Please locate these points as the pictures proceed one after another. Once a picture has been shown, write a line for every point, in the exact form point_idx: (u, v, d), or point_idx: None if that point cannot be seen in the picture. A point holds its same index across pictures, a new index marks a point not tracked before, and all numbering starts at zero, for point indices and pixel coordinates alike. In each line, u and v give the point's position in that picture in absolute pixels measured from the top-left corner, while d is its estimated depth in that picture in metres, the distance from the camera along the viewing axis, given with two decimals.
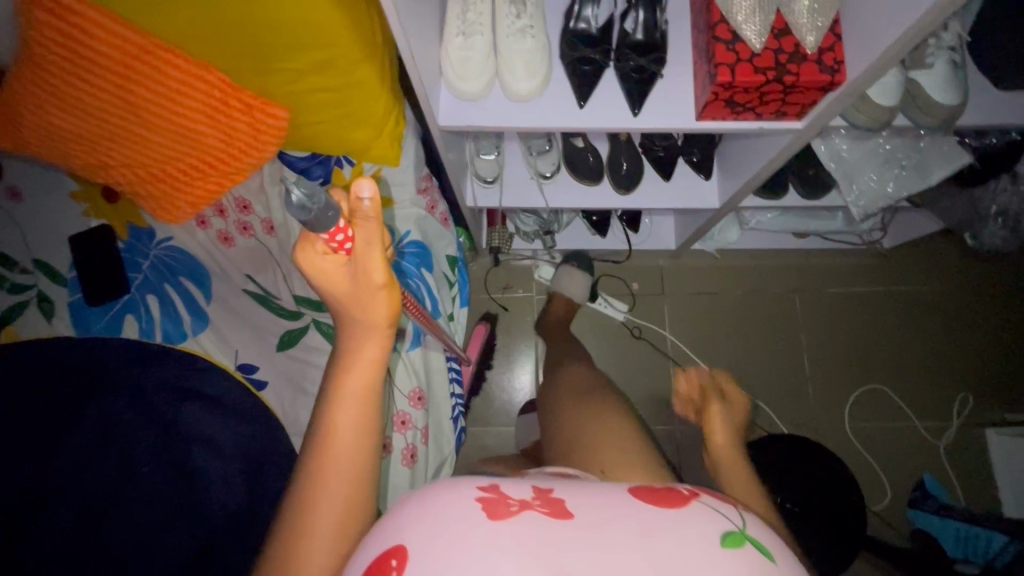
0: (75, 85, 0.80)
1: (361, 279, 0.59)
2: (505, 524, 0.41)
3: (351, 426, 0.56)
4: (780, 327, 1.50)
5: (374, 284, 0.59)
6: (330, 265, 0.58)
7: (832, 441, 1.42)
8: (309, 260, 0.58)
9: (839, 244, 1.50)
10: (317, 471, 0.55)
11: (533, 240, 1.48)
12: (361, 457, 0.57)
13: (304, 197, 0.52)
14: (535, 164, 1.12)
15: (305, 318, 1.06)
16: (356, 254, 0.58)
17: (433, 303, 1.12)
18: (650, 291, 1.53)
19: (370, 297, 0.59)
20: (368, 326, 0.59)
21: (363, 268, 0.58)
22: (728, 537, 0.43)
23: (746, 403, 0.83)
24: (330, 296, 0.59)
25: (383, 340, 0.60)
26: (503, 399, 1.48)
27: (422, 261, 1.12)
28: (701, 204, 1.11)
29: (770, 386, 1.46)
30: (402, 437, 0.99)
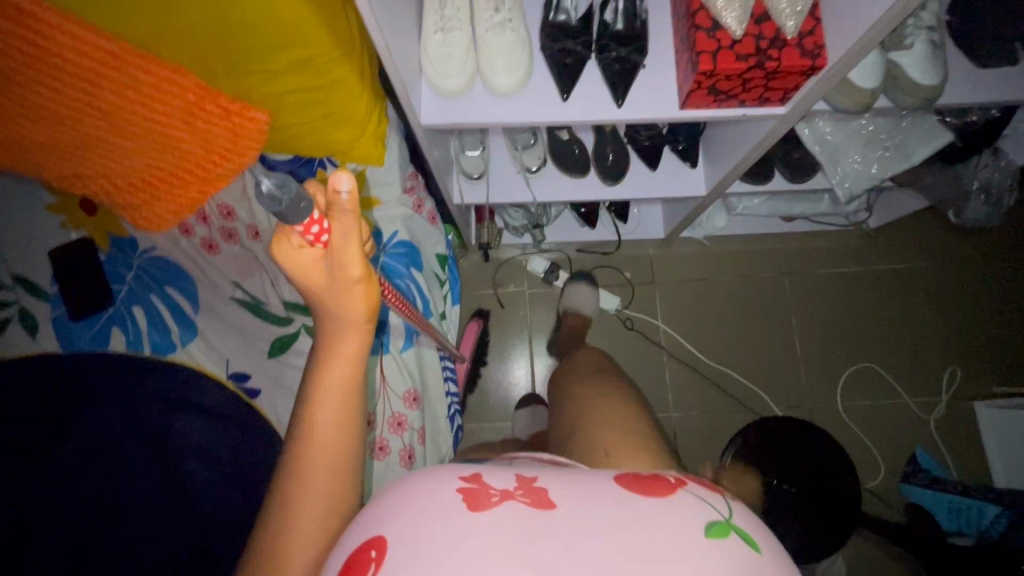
0: (45, 95, 0.78)
1: (338, 273, 0.58)
2: (484, 515, 0.41)
3: (330, 418, 0.56)
4: (770, 311, 1.51)
5: (351, 278, 0.58)
6: (307, 258, 0.58)
7: (826, 422, 1.43)
8: (285, 253, 0.57)
9: (825, 226, 1.51)
10: (299, 466, 0.54)
11: (523, 235, 1.47)
12: (343, 451, 0.56)
13: (273, 186, 0.52)
14: (521, 159, 1.11)
15: (294, 323, 1.04)
16: (332, 246, 0.57)
17: (425, 303, 1.12)
18: (641, 280, 1.54)
19: (347, 292, 0.58)
20: (346, 319, 0.59)
21: (339, 261, 0.57)
22: (713, 527, 0.43)
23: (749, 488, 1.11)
24: (308, 290, 0.59)
25: (362, 332, 0.59)
26: (500, 394, 1.49)
27: (411, 261, 1.11)
28: (689, 192, 1.11)
29: (762, 369, 1.48)
30: (399, 438, 0.99)
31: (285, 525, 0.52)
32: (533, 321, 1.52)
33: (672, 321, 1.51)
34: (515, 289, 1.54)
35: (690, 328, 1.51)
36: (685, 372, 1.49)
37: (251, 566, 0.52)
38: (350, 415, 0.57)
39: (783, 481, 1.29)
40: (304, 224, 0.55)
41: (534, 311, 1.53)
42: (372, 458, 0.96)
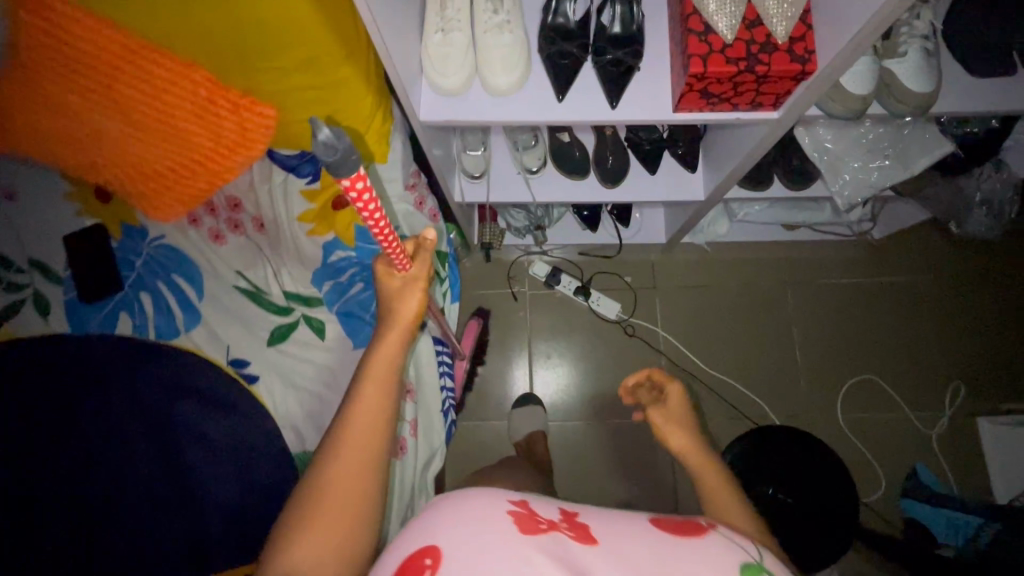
0: (68, 89, 0.84)
1: (406, 290, 0.84)
2: (532, 537, 0.45)
3: (374, 391, 0.75)
4: (772, 319, 1.51)
5: (413, 287, 0.85)
6: (393, 280, 0.85)
7: (825, 433, 1.42)
8: (383, 272, 0.86)
9: (828, 235, 1.51)
10: (345, 425, 0.73)
11: (525, 236, 1.49)
12: (378, 418, 0.74)
13: (331, 137, 0.58)
14: (521, 158, 1.12)
15: (294, 313, 1.04)
16: (411, 271, 0.85)
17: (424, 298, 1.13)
18: (643, 285, 1.54)
19: (406, 303, 0.84)
20: (397, 321, 0.83)
21: (411, 284, 0.85)
22: (750, 567, 0.47)
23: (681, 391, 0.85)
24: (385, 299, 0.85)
25: (404, 332, 0.82)
26: (499, 394, 1.50)
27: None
28: (688, 196, 1.12)
29: (764, 378, 1.47)
30: None
31: (331, 469, 0.69)
32: (534, 325, 1.53)
33: (672, 329, 1.52)
34: (518, 291, 1.55)
35: (689, 335, 1.51)
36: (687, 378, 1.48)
37: (303, 495, 0.70)
38: (386, 388, 0.77)
39: (777, 490, 1.30)
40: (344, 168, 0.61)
41: (535, 314, 1.54)
42: None
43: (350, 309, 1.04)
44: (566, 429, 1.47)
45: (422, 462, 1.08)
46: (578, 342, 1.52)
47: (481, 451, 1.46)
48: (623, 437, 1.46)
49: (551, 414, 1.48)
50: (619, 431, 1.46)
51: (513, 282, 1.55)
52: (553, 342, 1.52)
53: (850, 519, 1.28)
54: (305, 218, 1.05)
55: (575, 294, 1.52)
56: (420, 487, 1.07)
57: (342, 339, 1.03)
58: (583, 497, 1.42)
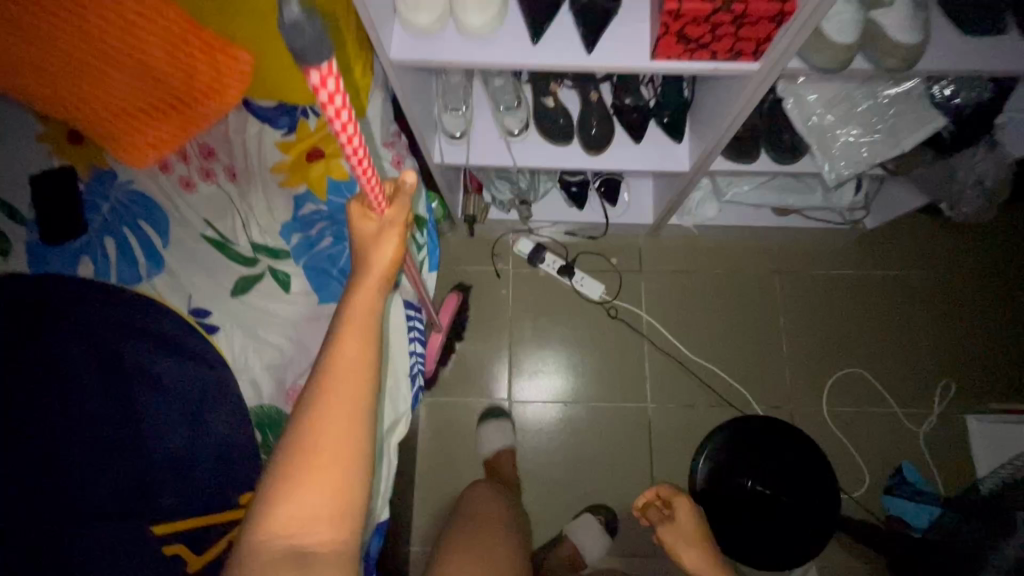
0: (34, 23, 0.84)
1: (380, 237, 0.78)
2: None
3: (352, 349, 0.71)
4: (759, 307, 1.47)
5: (390, 231, 0.78)
6: (369, 227, 0.78)
7: (809, 426, 1.38)
8: (359, 216, 0.79)
9: (821, 223, 1.41)
10: (323, 383, 0.70)
11: (510, 211, 1.44)
12: (361, 373, 0.71)
13: (300, 16, 0.47)
14: (501, 121, 1.10)
15: (260, 265, 1.01)
16: (387, 215, 0.78)
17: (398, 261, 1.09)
18: (628, 267, 1.51)
19: (379, 250, 0.77)
20: (369, 272, 0.76)
21: (387, 229, 0.78)
22: None
23: (689, 508, 1.02)
24: (358, 247, 0.78)
25: (380, 282, 0.77)
26: (476, 371, 1.46)
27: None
28: (674, 166, 1.10)
29: (750, 368, 1.43)
30: None
31: (313, 429, 0.67)
32: (515, 303, 1.50)
33: (656, 313, 1.48)
34: (501, 268, 1.52)
35: (674, 320, 1.48)
36: (669, 364, 1.45)
37: (284, 456, 0.67)
38: (367, 341, 0.72)
39: (756, 482, 1.26)
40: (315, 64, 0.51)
41: (517, 293, 1.51)
42: None
43: (317, 262, 1.01)
44: (541, 411, 1.43)
45: (384, 426, 1.04)
46: (559, 324, 1.49)
47: (455, 429, 1.43)
48: (601, 421, 1.42)
49: (527, 394, 1.44)
50: (597, 415, 1.43)
51: (496, 259, 1.53)
52: (534, 321, 1.49)
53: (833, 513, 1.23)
54: (278, 168, 1.05)
55: (559, 274, 1.49)
56: (382, 451, 1.03)
57: (307, 293, 1.00)
58: (557, 480, 1.39)
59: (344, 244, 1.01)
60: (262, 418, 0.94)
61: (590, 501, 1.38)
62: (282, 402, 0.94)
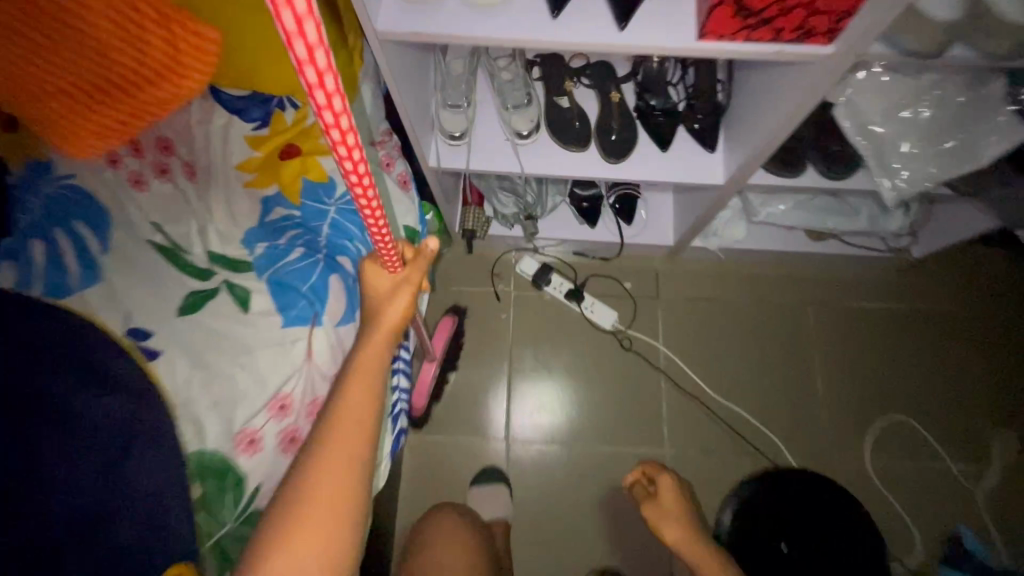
0: None
1: (394, 291, 0.67)
2: None
3: (352, 406, 0.60)
4: (790, 342, 1.31)
5: (405, 286, 0.67)
6: (383, 280, 0.68)
7: (851, 480, 1.21)
8: (372, 270, 0.69)
9: (861, 252, 1.25)
10: (318, 442, 0.58)
11: (513, 226, 1.29)
12: (363, 426, 0.60)
13: None
14: (508, 119, 0.95)
15: (215, 278, 0.83)
16: (404, 271, 0.68)
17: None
18: (643, 293, 1.35)
19: (392, 302, 0.67)
20: (379, 324, 0.66)
21: (403, 283, 0.68)
22: None
23: (672, 482, 0.92)
24: (369, 300, 0.68)
25: (390, 334, 0.66)
26: (471, 406, 1.29)
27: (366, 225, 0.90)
28: (708, 179, 0.95)
29: (780, 412, 1.26)
30: (277, 423, 0.78)
31: (302, 495, 0.55)
32: (516, 331, 1.34)
33: (675, 346, 1.32)
34: (500, 289, 1.36)
35: (694, 354, 1.31)
36: (690, 404, 1.28)
37: (264, 523, 0.55)
38: (373, 394, 0.62)
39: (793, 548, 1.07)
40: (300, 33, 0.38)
41: (518, 318, 1.34)
42: (279, 456, 0.77)
43: (281, 278, 0.84)
44: (543, 453, 1.26)
45: None
46: (565, 354, 1.32)
47: (446, 472, 1.25)
48: (611, 468, 1.25)
49: (526, 434, 1.27)
50: (607, 461, 1.25)
51: (496, 279, 1.37)
52: (536, 351, 1.32)
53: (837, 531, 1.08)
54: (245, 167, 0.90)
55: (567, 298, 1.33)
56: None
57: (267, 314, 0.82)
58: (561, 536, 1.21)
59: (319, 257, 0.86)
60: (201, 468, 0.73)
61: (599, 562, 1.19)
62: (228, 445, 0.75)
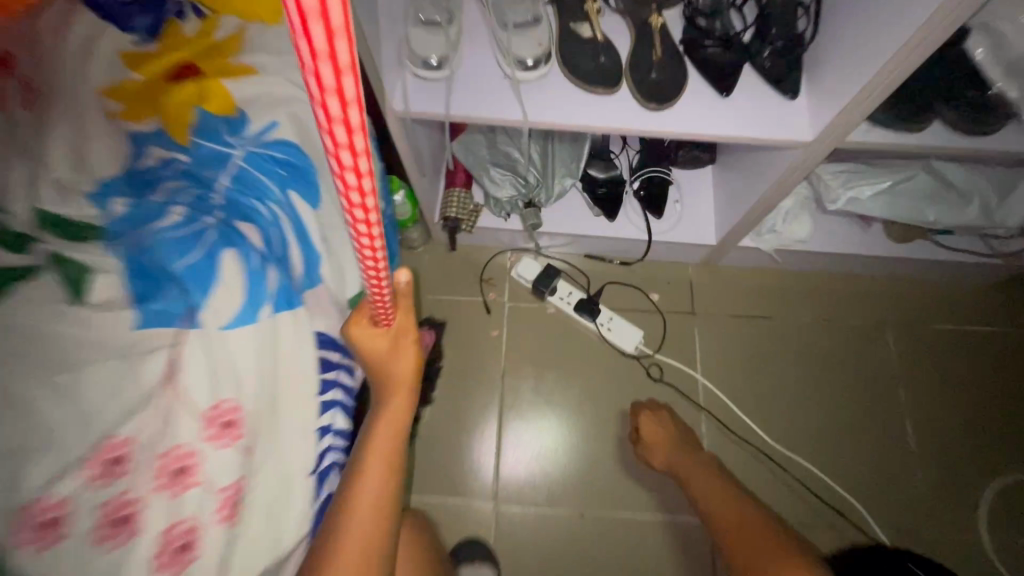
0: None
1: (398, 346, 0.56)
2: None
3: (373, 493, 0.54)
4: (865, 375, 1.01)
5: (404, 341, 0.56)
6: (377, 337, 0.55)
7: (957, 561, 0.91)
8: (359, 331, 0.55)
9: (959, 259, 0.97)
10: (336, 540, 0.52)
11: (510, 217, 1.01)
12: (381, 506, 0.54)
13: None
14: (507, 44, 0.68)
15: (35, 250, 0.48)
16: (396, 323, 0.55)
17: (310, 263, 0.62)
18: (675, 308, 1.05)
19: (400, 360, 0.57)
20: (394, 386, 0.58)
21: (403, 334, 0.56)
22: None
23: (654, 415, 0.91)
24: (369, 358, 0.57)
25: (408, 392, 0.59)
26: (450, 451, 0.97)
27: (292, 183, 0.61)
28: (789, 134, 0.67)
29: (859, 467, 0.96)
30: (103, 492, 0.44)
31: None
32: (511, 353, 1.03)
33: (717, 376, 1.01)
34: (492, 299, 1.06)
35: (743, 389, 1.01)
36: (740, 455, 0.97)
37: None
38: (395, 470, 0.56)
39: None
40: (347, 146, 0.31)
41: (514, 337, 1.04)
42: (90, 550, 0.43)
43: (141, 255, 0.52)
44: (546, 517, 0.94)
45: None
46: (574, 385, 1.01)
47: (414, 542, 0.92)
48: (635, 539, 0.93)
49: (521, 492, 0.95)
50: (634, 529, 0.94)
51: (486, 287, 1.07)
52: (536, 379, 1.02)
53: None
54: (108, 92, 0.57)
55: (577, 312, 1.02)
56: None
57: (102, 309, 0.48)
58: None
59: (208, 221, 0.55)
60: None
61: None
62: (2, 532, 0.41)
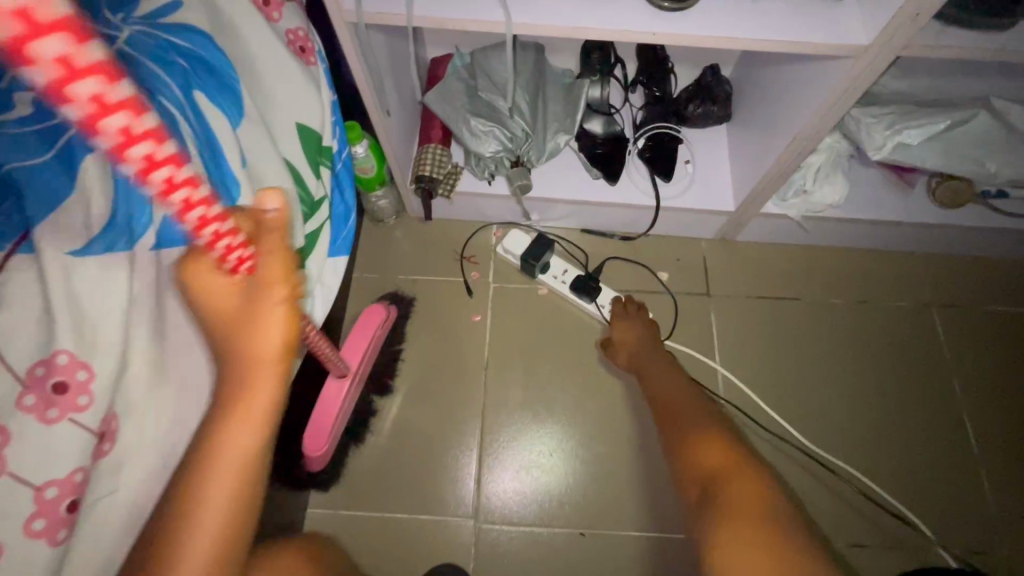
0: None
1: (256, 299, 0.39)
2: None
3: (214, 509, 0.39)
4: (911, 366, 0.86)
5: (270, 300, 0.40)
6: (222, 285, 0.39)
7: None
8: (198, 278, 0.38)
9: (1012, 230, 0.84)
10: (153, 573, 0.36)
11: (495, 181, 0.87)
12: (230, 526, 0.39)
13: None
14: None
15: None
16: (254, 271, 0.39)
17: (220, 185, 0.46)
18: (686, 289, 0.91)
19: (260, 322, 0.40)
20: (252, 358, 0.40)
21: (263, 285, 0.39)
22: None
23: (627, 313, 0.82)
24: (216, 316, 0.40)
25: (275, 368, 0.41)
26: (421, 459, 0.80)
27: (199, 82, 0.47)
28: (841, 39, 0.53)
29: (911, 474, 0.81)
30: None
31: None
32: (496, 342, 0.87)
33: (739, 368, 0.86)
34: (474, 280, 0.91)
35: (769, 382, 0.85)
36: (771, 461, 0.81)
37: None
38: (249, 474, 0.41)
39: None
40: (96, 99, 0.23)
41: (500, 322, 0.88)
42: None
43: None
44: (538, 540, 0.77)
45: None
46: (570, 378, 0.86)
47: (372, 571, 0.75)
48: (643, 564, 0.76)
49: (508, 510, 0.78)
50: (650, 558, 0.76)
51: (467, 266, 0.91)
52: (526, 373, 0.86)
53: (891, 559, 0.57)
54: None
55: (574, 290, 0.87)
56: None
57: None
58: None
59: None
60: None
61: None
62: None
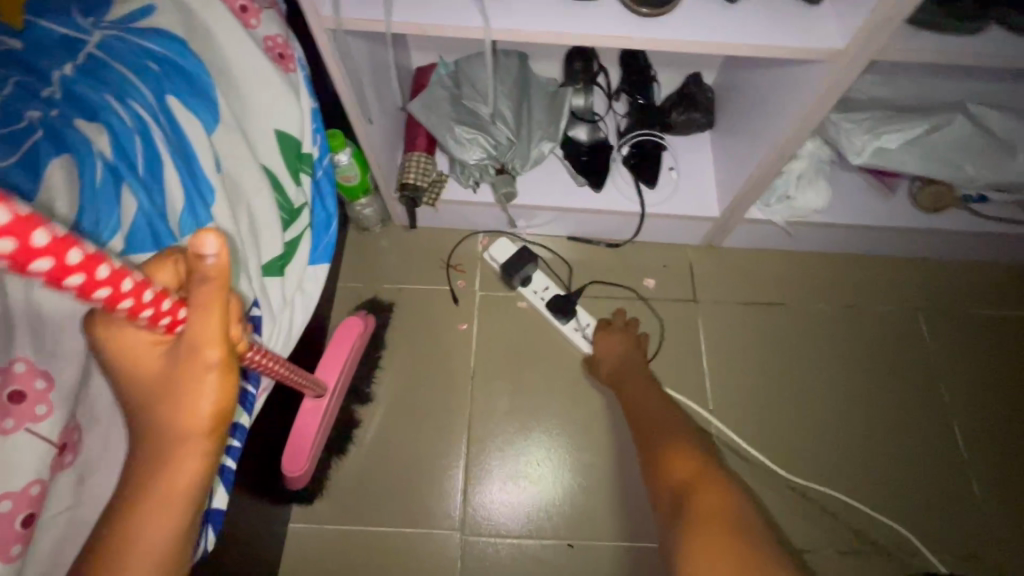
0: None
1: (182, 359, 0.33)
2: None
3: None
4: (899, 371, 0.86)
5: (201, 363, 0.33)
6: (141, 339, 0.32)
7: None
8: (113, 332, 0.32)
9: (996, 236, 0.85)
10: None
11: (479, 189, 0.86)
12: None
13: None
14: None
15: None
16: (181, 329, 0.32)
17: (194, 190, 0.45)
18: (673, 296, 0.90)
19: (188, 387, 0.33)
20: (175, 428, 0.33)
21: (189, 346, 0.32)
22: None
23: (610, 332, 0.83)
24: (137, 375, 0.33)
25: (202, 440, 0.34)
26: (405, 472, 0.79)
27: (171, 85, 0.46)
28: (816, 43, 0.54)
29: (900, 481, 0.80)
30: None
31: None
32: (482, 350, 0.86)
33: (726, 375, 0.85)
34: (460, 289, 0.90)
35: (757, 388, 0.85)
36: (759, 468, 0.80)
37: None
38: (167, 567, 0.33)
39: None
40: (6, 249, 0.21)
41: (487, 332, 0.88)
42: None
43: None
44: (523, 553, 0.75)
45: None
46: (557, 387, 0.85)
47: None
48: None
49: (494, 523, 0.77)
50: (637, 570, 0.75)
51: (453, 274, 0.91)
52: (512, 382, 0.85)
53: None
54: None
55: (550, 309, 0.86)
56: None
57: None
58: None
59: (32, 116, 0.39)
60: None
61: None
62: None
